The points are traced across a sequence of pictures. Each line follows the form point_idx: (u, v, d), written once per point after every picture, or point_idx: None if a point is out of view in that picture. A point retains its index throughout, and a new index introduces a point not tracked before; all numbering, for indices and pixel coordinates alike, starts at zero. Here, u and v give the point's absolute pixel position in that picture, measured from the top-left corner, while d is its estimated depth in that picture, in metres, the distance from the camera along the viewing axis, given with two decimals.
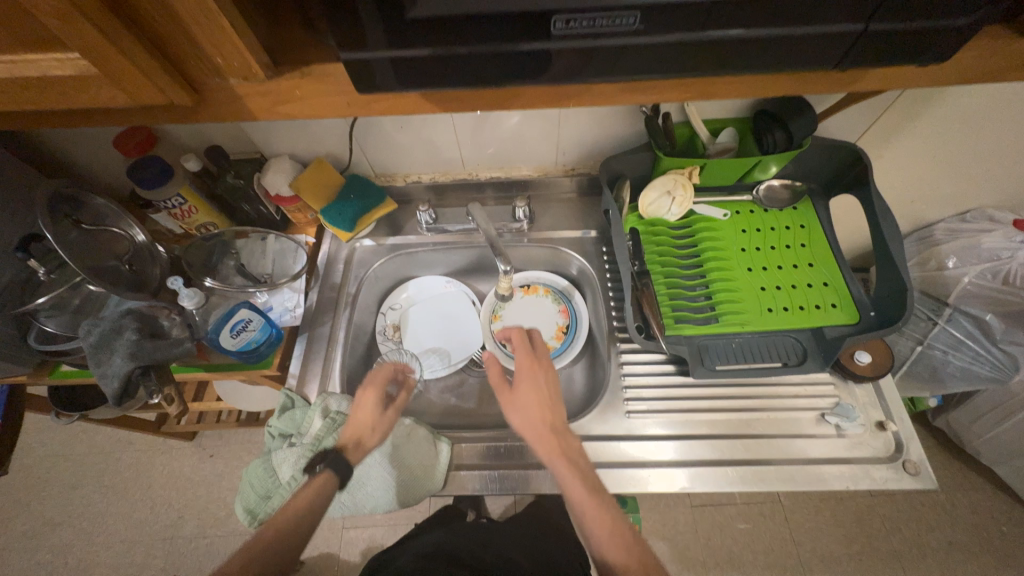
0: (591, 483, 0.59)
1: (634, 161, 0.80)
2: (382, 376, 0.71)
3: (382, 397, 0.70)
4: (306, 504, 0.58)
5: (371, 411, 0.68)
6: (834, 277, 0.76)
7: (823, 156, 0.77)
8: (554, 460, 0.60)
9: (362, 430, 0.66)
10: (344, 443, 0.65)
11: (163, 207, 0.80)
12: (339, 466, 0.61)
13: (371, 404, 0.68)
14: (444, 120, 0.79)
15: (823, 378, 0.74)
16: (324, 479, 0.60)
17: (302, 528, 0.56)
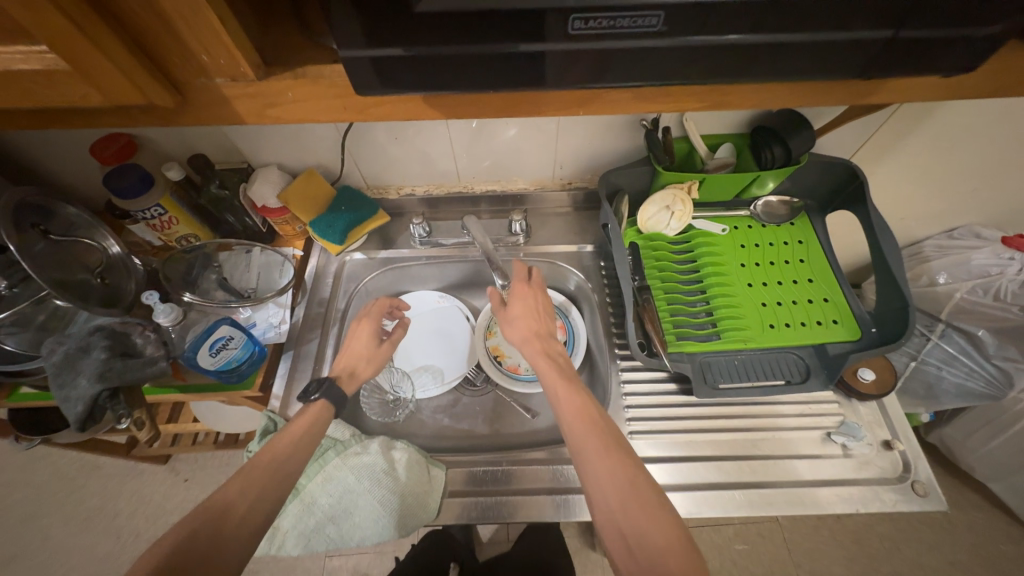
0: (566, 372, 0.66)
1: (633, 175, 0.79)
2: (377, 309, 0.79)
3: (375, 330, 0.78)
4: (304, 430, 0.62)
5: (367, 341, 0.76)
6: (834, 293, 0.76)
7: (820, 172, 0.77)
8: (536, 355, 0.69)
9: (356, 356, 0.75)
10: (339, 373, 0.73)
11: (141, 217, 0.76)
12: (333, 395, 0.67)
13: (367, 334, 0.76)
14: (441, 130, 0.78)
15: (828, 397, 0.72)
16: (318, 408, 0.66)
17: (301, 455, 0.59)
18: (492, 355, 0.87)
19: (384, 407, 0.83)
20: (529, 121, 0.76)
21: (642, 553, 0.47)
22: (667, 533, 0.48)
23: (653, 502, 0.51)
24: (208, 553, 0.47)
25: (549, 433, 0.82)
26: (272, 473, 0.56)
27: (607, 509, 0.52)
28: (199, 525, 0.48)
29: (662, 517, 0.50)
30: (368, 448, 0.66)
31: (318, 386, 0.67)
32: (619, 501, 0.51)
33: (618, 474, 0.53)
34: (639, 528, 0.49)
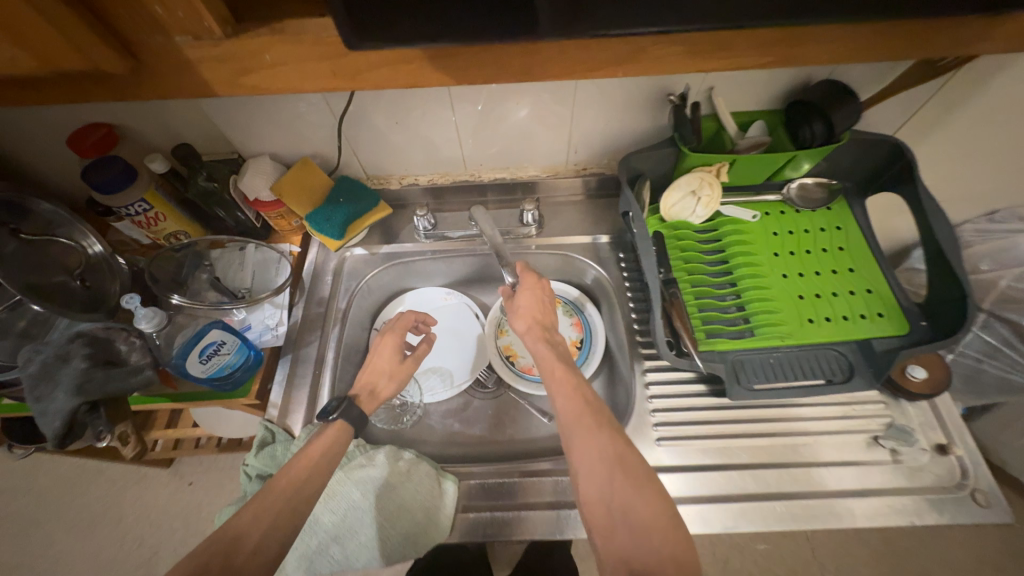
0: (564, 357, 0.64)
1: (655, 158, 0.72)
2: (402, 323, 0.73)
3: (399, 345, 0.72)
4: (320, 453, 0.57)
5: (390, 357, 0.70)
6: (878, 283, 0.69)
7: (860, 151, 0.70)
8: (535, 340, 0.66)
9: (379, 372, 0.69)
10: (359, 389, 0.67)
11: (125, 213, 0.70)
12: (353, 414, 0.61)
13: (390, 350, 0.70)
14: (444, 113, 0.71)
15: (872, 397, 0.66)
16: (335, 431, 0.60)
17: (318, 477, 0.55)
18: (504, 355, 0.81)
19: (391, 413, 0.78)
20: (542, 101, 0.69)
21: (624, 525, 0.47)
22: (652, 506, 0.48)
23: (640, 477, 0.50)
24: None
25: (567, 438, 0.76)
26: (285, 498, 0.52)
27: (593, 482, 0.51)
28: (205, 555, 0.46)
29: (647, 491, 0.49)
30: (373, 461, 0.62)
31: (337, 405, 0.62)
32: (607, 477, 0.50)
33: (607, 450, 0.52)
34: (625, 503, 0.48)
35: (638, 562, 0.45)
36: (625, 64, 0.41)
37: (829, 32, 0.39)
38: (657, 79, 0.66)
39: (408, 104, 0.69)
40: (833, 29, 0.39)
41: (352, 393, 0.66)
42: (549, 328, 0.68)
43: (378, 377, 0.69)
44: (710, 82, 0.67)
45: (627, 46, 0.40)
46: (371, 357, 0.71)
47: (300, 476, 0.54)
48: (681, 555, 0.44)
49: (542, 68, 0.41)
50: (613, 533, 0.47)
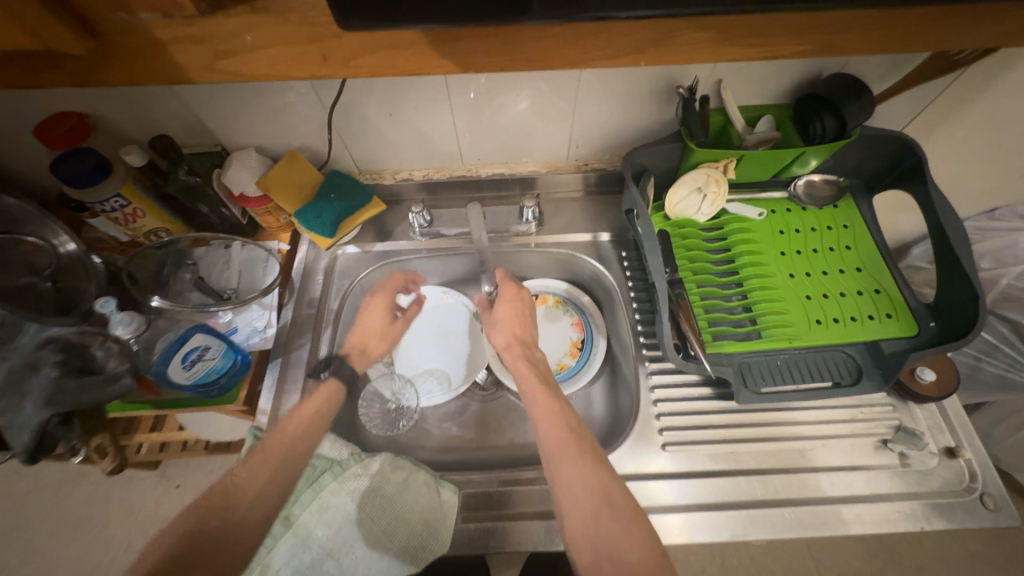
0: (546, 380, 0.64)
1: (661, 153, 0.70)
2: (389, 284, 0.78)
3: (387, 307, 0.77)
4: (313, 412, 0.64)
5: (378, 317, 0.76)
6: (886, 283, 0.68)
7: (869, 147, 0.69)
8: (517, 363, 0.66)
9: (370, 333, 0.76)
10: (350, 349, 0.74)
11: (101, 210, 0.66)
12: (343, 373, 0.69)
13: (378, 311, 0.76)
14: (440, 105, 0.68)
15: (880, 399, 0.65)
16: (328, 389, 0.67)
17: (307, 438, 0.61)
18: (503, 357, 0.78)
19: (386, 418, 0.75)
20: (542, 94, 0.66)
21: (610, 563, 0.46)
22: (637, 541, 0.48)
23: (625, 512, 0.50)
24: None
25: None
26: (277, 455, 0.58)
27: (577, 518, 0.50)
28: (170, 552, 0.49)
29: (633, 526, 0.49)
30: (370, 470, 0.58)
31: (334, 358, 0.71)
32: (591, 513, 0.50)
33: (592, 485, 0.52)
34: (611, 539, 0.48)
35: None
36: (641, 50, 0.39)
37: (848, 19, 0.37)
38: (664, 70, 0.63)
39: (402, 95, 0.66)
40: (854, 15, 0.37)
41: (345, 350, 0.73)
42: (534, 355, 0.68)
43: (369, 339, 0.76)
44: (718, 74, 0.65)
45: (643, 30, 0.37)
46: (361, 318, 0.77)
47: (284, 448, 0.59)
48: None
49: (552, 52, 0.39)
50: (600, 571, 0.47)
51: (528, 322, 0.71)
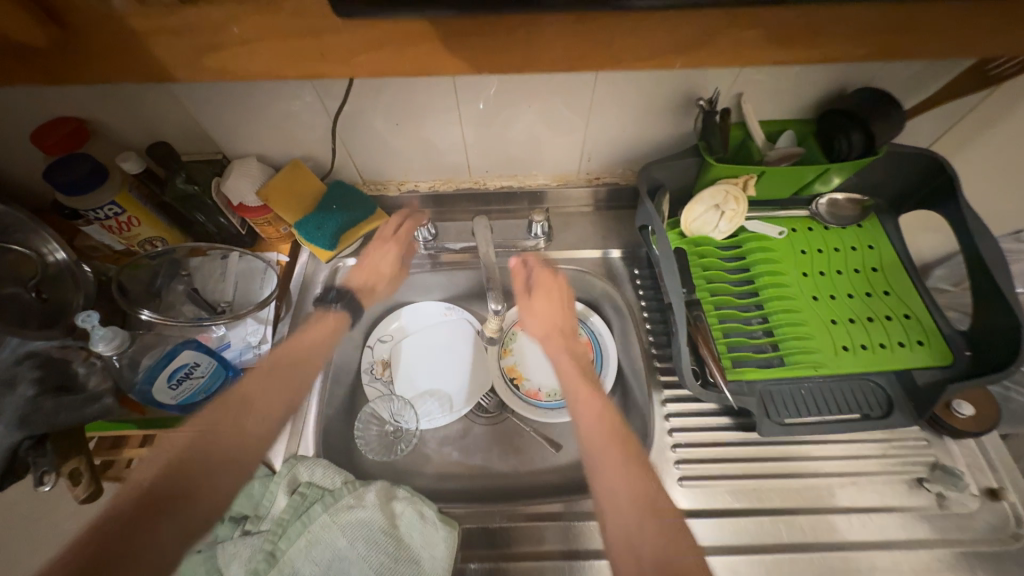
0: (591, 380, 0.63)
1: (677, 169, 0.67)
2: (405, 230, 0.74)
3: (399, 250, 0.75)
4: (322, 337, 0.67)
5: (390, 262, 0.74)
6: (917, 307, 0.64)
7: (894, 165, 0.66)
8: (561, 361, 0.65)
9: (375, 271, 0.74)
10: (358, 285, 0.73)
11: (93, 218, 0.64)
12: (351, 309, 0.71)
13: (392, 257, 0.74)
14: (449, 115, 0.65)
15: (913, 434, 0.60)
16: (336, 319, 0.69)
17: (314, 358, 0.64)
18: (509, 378, 0.75)
19: (383, 442, 0.71)
20: (556, 104, 0.64)
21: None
22: (685, 559, 0.45)
23: (671, 527, 0.48)
24: (193, 490, 0.50)
25: (577, 470, 0.70)
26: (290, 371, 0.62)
27: (621, 526, 0.48)
28: (178, 456, 0.51)
29: (679, 544, 0.47)
30: (363, 501, 0.55)
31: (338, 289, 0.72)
32: (635, 523, 0.48)
33: (637, 494, 0.50)
34: (656, 552, 0.46)
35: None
36: (680, 50, 0.37)
37: (878, 21, 0.36)
38: (683, 82, 0.61)
39: (410, 104, 0.63)
40: (873, 11, 0.35)
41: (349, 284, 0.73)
42: (577, 363, 0.66)
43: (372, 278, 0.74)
44: (739, 87, 0.62)
45: (681, 28, 0.36)
46: (369, 254, 0.74)
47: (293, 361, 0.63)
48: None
49: (580, 53, 0.37)
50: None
51: (570, 328, 0.69)
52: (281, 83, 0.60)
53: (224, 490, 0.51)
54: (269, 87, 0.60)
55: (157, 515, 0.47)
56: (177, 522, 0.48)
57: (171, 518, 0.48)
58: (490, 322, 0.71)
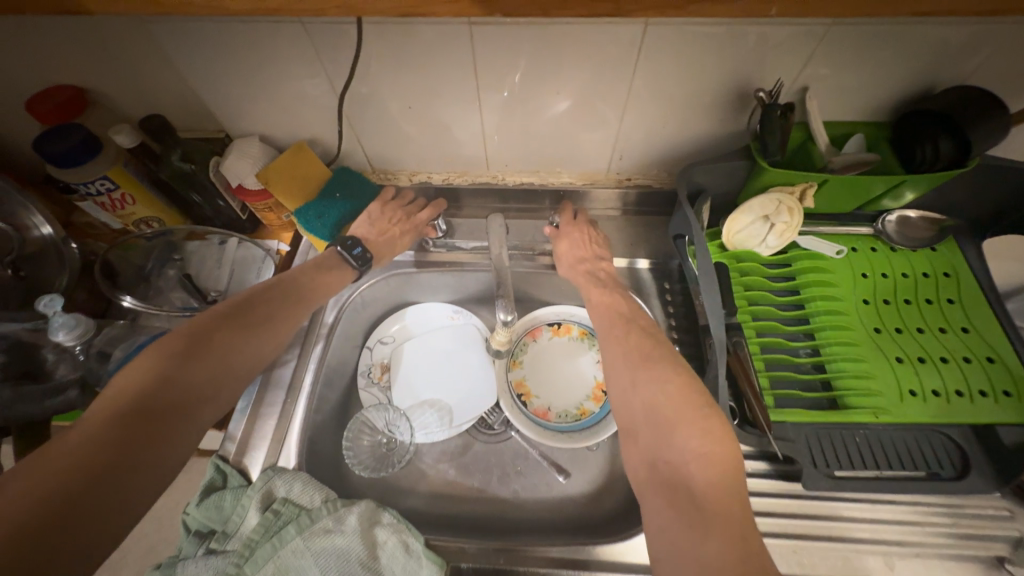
0: (606, 283, 0.62)
1: (722, 171, 0.59)
2: (429, 212, 0.68)
3: (418, 231, 0.68)
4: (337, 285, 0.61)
5: (409, 237, 0.68)
6: (1003, 349, 0.54)
7: (984, 180, 0.56)
8: (574, 273, 0.64)
9: (389, 234, 0.66)
10: (369, 239, 0.65)
11: (85, 193, 0.60)
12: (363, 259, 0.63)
13: (411, 235, 0.68)
14: (466, 99, 0.58)
15: (991, 503, 0.51)
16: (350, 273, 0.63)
17: (327, 282, 0.61)
18: (516, 393, 0.67)
19: (376, 455, 0.65)
20: (588, 93, 0.56)
21: (647, 427, 0.47)
22: (678, 399, 0.46)
23: (664, 374, 0.49)
24: (196, 403, 0.47)
25: (585, 505, 0.62)
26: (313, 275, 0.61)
27: (620, 387, 0.52)
28: (176, 367, 0.47)
29: (673, 385, 0.47)
30: (343, 525, 0.49)
31: (360, 243, 0.63)
32: (630, 379, 0.51)
33: (633, 355, 0.52)
34: (648, 401, 0.48)
35: (665, 459, 0.44)
36: None
37: None
38: (737, 72, 0.53)
39: (426, 85, 0.57)
40: None
41: (360, 236, 0.64)
42: (602, 274, 0.63)
43: (383, 243, 0.65)
44: (804, 80, 0.53)
45: None
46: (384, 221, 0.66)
47: (304, 271, 0.61)
48: (712, 452, 0.42)
49: None
50: (639, 433, 0.48)
51: (597, 243, 0.66)
52: (287, 57, 0.54)
53: (239, 357, 0.52)
54: (274, 61, 0.55)
55: (157, 430, 0.44)
56: (172, 450, 0.45)
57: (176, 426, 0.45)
58: (498, 332, 0.63)
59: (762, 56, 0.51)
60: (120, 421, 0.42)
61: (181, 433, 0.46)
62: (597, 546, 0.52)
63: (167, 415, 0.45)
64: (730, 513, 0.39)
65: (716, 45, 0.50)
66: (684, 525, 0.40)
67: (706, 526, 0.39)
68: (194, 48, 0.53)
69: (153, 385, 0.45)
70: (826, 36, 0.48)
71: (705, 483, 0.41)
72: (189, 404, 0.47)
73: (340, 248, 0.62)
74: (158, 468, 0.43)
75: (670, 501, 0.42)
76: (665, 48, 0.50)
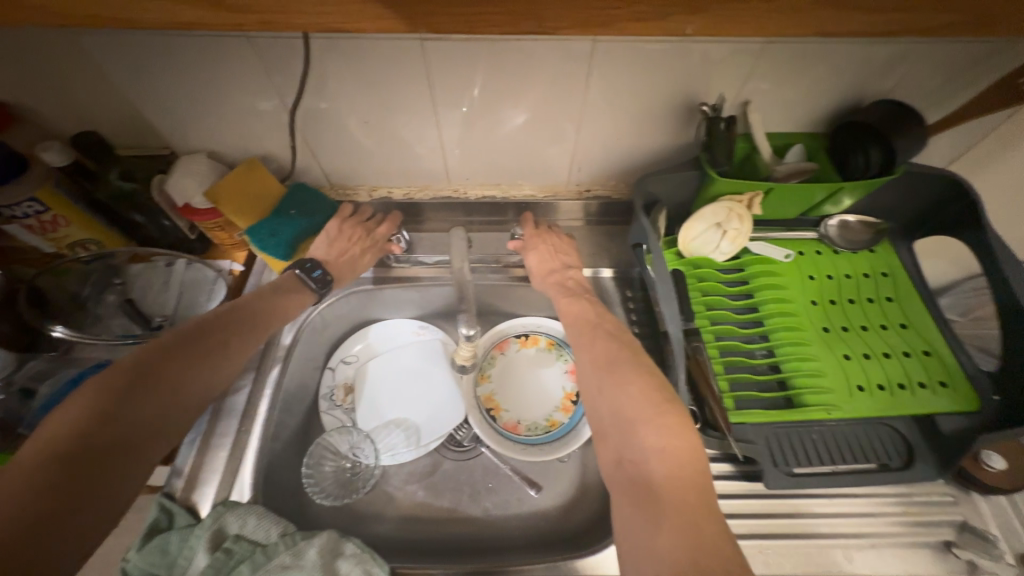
0: (576, 292, 0.62)
1: (676, 181, 0.61)
2: (389, 226, 0.67)
3: (380, 248, 0.67)
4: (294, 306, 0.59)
5: (371, 257, 0.66)
6: (937, 343, 0.57)
7: (911, 186, 0.60)
8: (546, 284, 0.64)
9: (350, 253, 0.64)
10: (329, 261, 0.63)
11: (10, 216, 0.56)
12: (323, 283, 0.61)
13: (373, 254, 0.66)
14: (423, 113, 0.58)
15: (936, 489, 0.54)
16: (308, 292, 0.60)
17: (284, 302, 0.58)
18: (485, 408, 0.66)
19: (340, 481, 0.63)
20: (544, 107, 0.57)
21: (613, 427, 0.47)
22: (639, 398, 0.47)
23: (627, 375, 0.49)
24: (135, 446, 0.44)
25: (558, 517, 0.61)
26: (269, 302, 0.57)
27: (588, 388, 0.52)
28: (112, 407, 0.43)
29: (636, 384, 0.48)
30: (302, 559, 0.46)
31: (320, 265, 0.61)
32: (597, 384, 0.51)
33: (599, 360, 0.53)
34: (613, 403, 0.48)
35: (629, 458, 0.44)
36: None
37: None
38: (683, 88, 0.55)
39: (381, 99, 0.56)
40: None
41: (319, 258, 0.63)
42: (571, 283, 0.63)
43: (345, 263, 0.64)
44: (746, 94, 0.56)
45: None
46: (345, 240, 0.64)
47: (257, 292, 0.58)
48: (671, 447, 0.43)
49: None
50: (607, 434, 0.48)
51: (563, 252, 0.66)
52: (234, 72, 0.53)
53: (193, 384, 0.49)
54: (219, 76, 0.53)
55: (101, 471, 0.41)
56: (104, 503, 0.41)
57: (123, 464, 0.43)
58: (462, 348, 0.63)
59: (705, 72, 0.53)
60: (45, 475, 0.39)
61: (117, 482, 0.42)
62: (569, 560, 0.51)
63: (100, 463, 0.41)
64: (686, 504, 0.39)
65: (661, 62, 0.52)
66: (644, 519, 0.40)
67: (662, 521, 0.39)
68: (131, 62, 0.51)
69: (84, 429, 0.41)
70: (762, 54, 0.51)
71: (664, 477, 0.41)
72: (125, 448, 0.43)
73: (300, 271, 0.61)
74: (92, 519, 0.40)
75: (631, 499, 0.42)
76: (614, 64, 0.52)
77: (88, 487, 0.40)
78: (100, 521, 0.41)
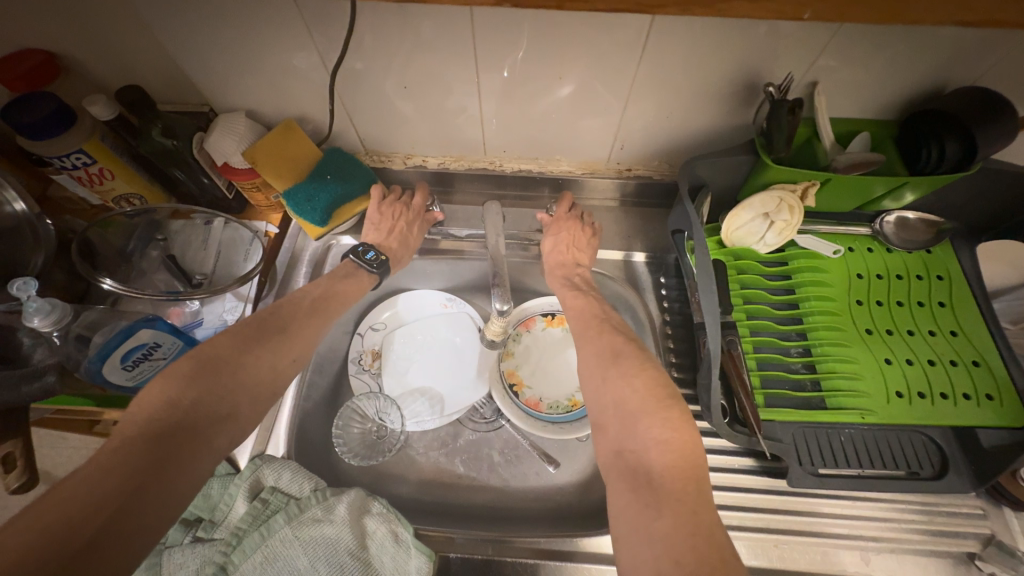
0: (585, 287, 0.62)
1: (725, 166, 0.57)
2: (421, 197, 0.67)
3: (416, 220, 0.67)
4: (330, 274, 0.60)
5: (416, 234, 0.67)
6: (990, 354, 0.54)
7: (985, 185, 0.56)
8: (552, 278, 0.64)
9: (397, 231, 0.64)
10: (382, 244, 0.63)
11: (60, 166, 0.56)
12: (381, 268, 0.61)
13: (418, 231, 0.67)
14: (465, 81, 0.56)
15: (966, 501, 0.53)
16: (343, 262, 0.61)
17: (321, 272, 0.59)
18: (508, 384, 0.66)
19: (366, 443, 0.65)
20: (592, 79, 0.54)
21: (615, 417, 0.47)
22: (644, 391, 0.47)
23: (633, 368, 0.49)
24: (212, 429, 0.43)
25: (575, 493, 0.63)
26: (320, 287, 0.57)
27: (592, 383, 0.52)
28: (182, 389, 0.43)
29: (639, 378, 0.48)
30: (332, 514, 0.49)
31: (373, 247, 0.62)
32: (600, 375, 0.51)
33: (605, 351, 0.53)
34: (616, 394, 0.48)
35: (630, 448, 0.44)
36: None
37: None
38: (745, 65, 0.51)
39: (423, 63, 0.54)
40: None
41: (372, 242, 0.63)
42: (578, 280, 0.63)
43: (398, 244, 0.64)
44: (814, 74, 0.52)
45: None
46: (394, 220, 0.64)
47: None
48: (673, 438, 0.43)
49: None
50: (608, 425, 0.48)
51: (581, 245, 0.64)
52: (273, 29, 0.51)
53: (260, 371, 0.48)
54: (259, 33, 0.52)
55: (186, 448, 0.41)
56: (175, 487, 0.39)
57: (201, 444, 0.42)
58: (493, 322, 0.62)
59: (773, 48, 0.49)
60: (120, 458, 0.37)
61: (194, 462, 0.41)
62: (586, 538, 0.53)
63: (162, 449, 0.39)
64: (685, 493, 0.39)
65: (726, 34, 0.48)
66: (641, 505, 0.40)
67: (661, 509, 0.39)
68: (173, 15, 0.50)
69: (158, 407, 0.41)
70: (838, 30, 0.47)
71: (664, 467, 0.41)
72: (187, 435, 0.41)
73: (354, 256, 0.61)
74: (168, 495, 0.38)
75: (631, 485, 0.42)
76: (673, 34, 0.48)
77: (160, 467, 0.38)
78: (174, 499, 0.38)
